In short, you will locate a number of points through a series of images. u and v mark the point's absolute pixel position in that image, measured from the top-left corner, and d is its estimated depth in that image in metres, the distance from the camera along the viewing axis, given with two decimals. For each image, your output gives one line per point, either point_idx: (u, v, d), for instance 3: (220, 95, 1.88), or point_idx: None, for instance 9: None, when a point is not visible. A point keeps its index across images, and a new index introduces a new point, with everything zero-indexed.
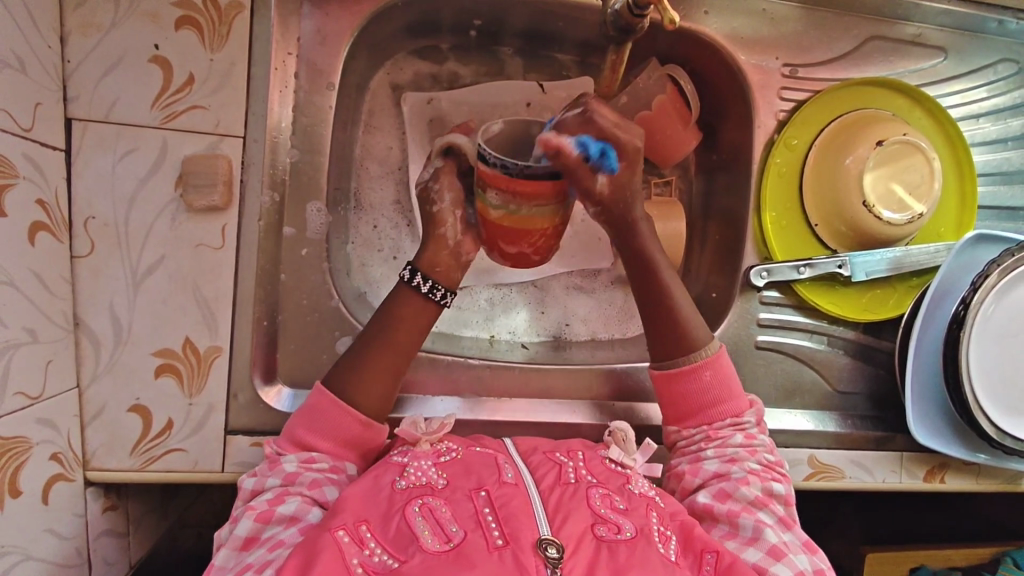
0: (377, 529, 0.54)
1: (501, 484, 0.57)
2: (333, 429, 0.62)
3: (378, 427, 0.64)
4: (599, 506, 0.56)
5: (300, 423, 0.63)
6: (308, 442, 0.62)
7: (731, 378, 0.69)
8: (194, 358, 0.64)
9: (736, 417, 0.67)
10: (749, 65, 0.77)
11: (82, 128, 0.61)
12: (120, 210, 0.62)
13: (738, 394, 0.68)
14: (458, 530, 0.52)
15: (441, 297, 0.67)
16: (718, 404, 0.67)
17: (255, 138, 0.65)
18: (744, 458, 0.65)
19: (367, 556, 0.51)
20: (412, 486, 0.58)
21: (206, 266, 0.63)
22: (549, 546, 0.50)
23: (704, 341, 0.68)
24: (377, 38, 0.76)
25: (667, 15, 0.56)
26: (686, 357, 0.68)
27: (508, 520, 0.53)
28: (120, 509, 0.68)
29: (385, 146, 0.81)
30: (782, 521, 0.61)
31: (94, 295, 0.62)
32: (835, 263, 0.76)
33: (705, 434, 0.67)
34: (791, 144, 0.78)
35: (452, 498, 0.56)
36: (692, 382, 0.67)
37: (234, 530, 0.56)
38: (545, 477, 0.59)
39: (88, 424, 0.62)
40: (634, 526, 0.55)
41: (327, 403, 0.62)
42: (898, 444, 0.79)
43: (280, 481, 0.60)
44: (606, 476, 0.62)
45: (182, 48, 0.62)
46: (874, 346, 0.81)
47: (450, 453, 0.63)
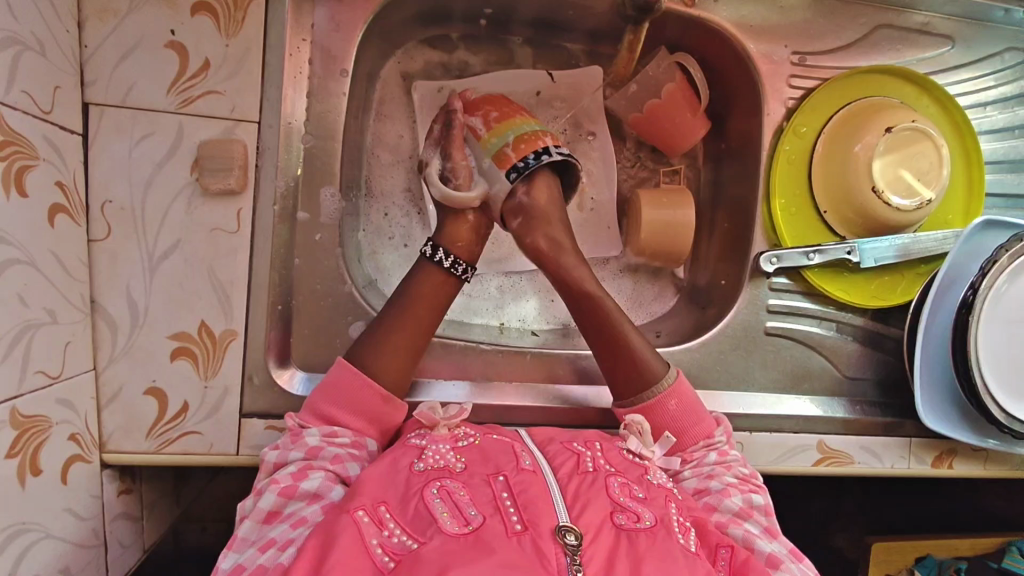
0: (396, 510, 0.54)
1: (519, 471, 0.58)
2: (357, 401, 0.64)
3: (398, 402, 0.66)
4: (618, 494, 0.57)
5: (324, 397, 0.64)
6: (333, 415, 0.63)
7: (696, 404, 0.70)
8: (210, 341, 0.64)
9: (709, 438, 0.68)
10: (758, 53, 0.77)
11: (99, 112, 0.61)
12: (136, 194, 0.62)
13: (705, 416, 0.70)
14: (476, 514, 0.52)
15: (460, 272, 0.71)
16: (690, 429, 0.68)
17: (270, 123, 0.65)
18: (720, 472, 0.66)
19: (386, 537, 0.51)
20: (430, 469, 0.58)
21: (222, 251, 0.64)
22: (568, 533, 0.50)
23: (661, 373, 0.70)
24: (389, 26, 0.77)
25: None
26: (648, 392, 0.69)
27: (526, 506, 0.53)
28: (135, 493, 0.69)
29: (395, 134, 0.82)
30: (767, 530, 0.61)
31: (111, 279, 0.62)
32: (844, 249, 0.77)
33: (680, 458, 0.68)
34: (799, 132, 0.78)
35: (470, 482, 0.56)
36: (660, 417, 0.68)
37: (259, 503, 0.57)
38: (563, 465, 0.60)
39: (105, 407, 0.63)
40: (653, 516, 0.55)
41: (352, 376, 0.64)
42: (907, 431, 0.79)
43: (303, 454, 0.60)
44: (625, 466, 0.62)
45: (198, 33, 0.62)
46: (883, 333, 0.82)
47: (467, 439, 0.63)
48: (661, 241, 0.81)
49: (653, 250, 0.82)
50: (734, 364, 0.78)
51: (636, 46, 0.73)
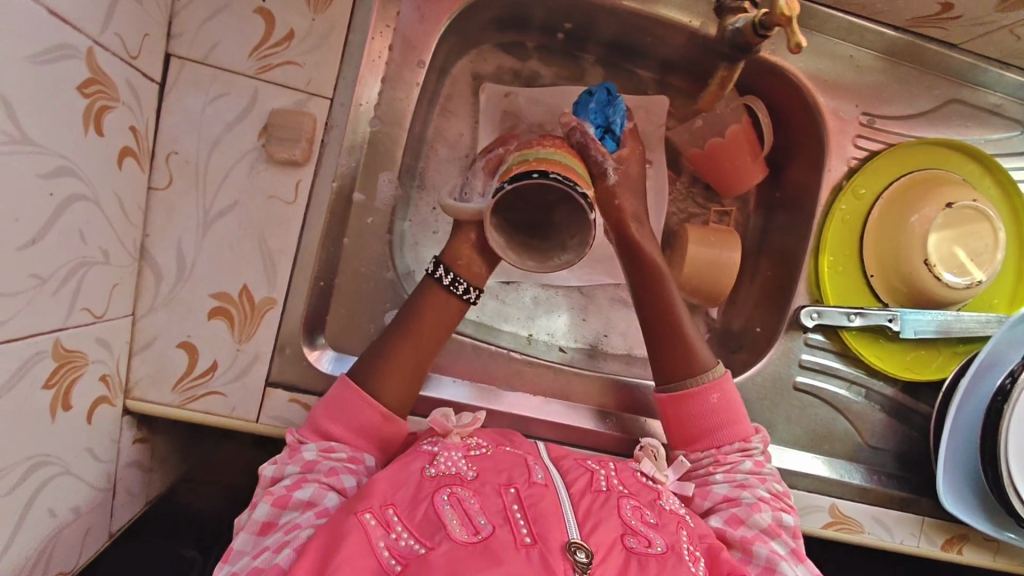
0: (404, 514, 0.53)
1: (531, 483, 0.57)
2: (355, 418, 0.63)
3: (398, 420, 0.65)
4: (629, 516, 0.56)
5: (323, 412, 0.63)
6: (331, 430, 0.62)
7: (739, 406, 0.69)
8: (248, 305, 0.65)
9: (744, 442, 0.67)
10: (828, 108, 0.77)
11: (179, 65, 0.62)
12: (201, 150, 0.63)
13: (744, 421, 0.69)
14: (486, 523, 0.52)
15: (463, 292, 0.68)
16: (730, 428, 0.67)
17: (342, 102, 0.66)
18: (754, 483, 0.64)
19: (393, 540, 0.51)
20: (441, 475, 0.58)
21: (276, 219, 0.65)
22: (578, 550, 0.50)
23: (709, 365, 0.69)
24: (468, 26, 0.77)
25: (794, 39, 0.58)
26: (692, 379, 0.68)
27: (536, 519, 0.52)
28: (149, 443, 0.69)
29: (457, 131, 0.82)
30: (794, 552, 0.59)
31: (163, 229, 0.63)
32: (886, 316, 0.75)
33: (713, 459, 0.67)
34: (858, 193, 0.78)
35: (481, 491, 0.56)
36: (701, 405, 0.67)
37: (253, 515, 0.57)
38: (576, 482, 0.60)
39: (137, 354, 0.63)
40: (665, 543, 0.54)
41: (352, 392, 0.63)
42: (921, 508, 0.78)
43: (298, 468, 0.60)
44: (638, 489, 0.62)
45: (287, 3, 0.63)
46: (910, 406, 0.81)
47: (480, 449, 0.63)
48: (703, 279, 0.81)
49: (693, 286, 0.82)
50: (759, 413, 0.77)
51: (727, 81, 0.77)
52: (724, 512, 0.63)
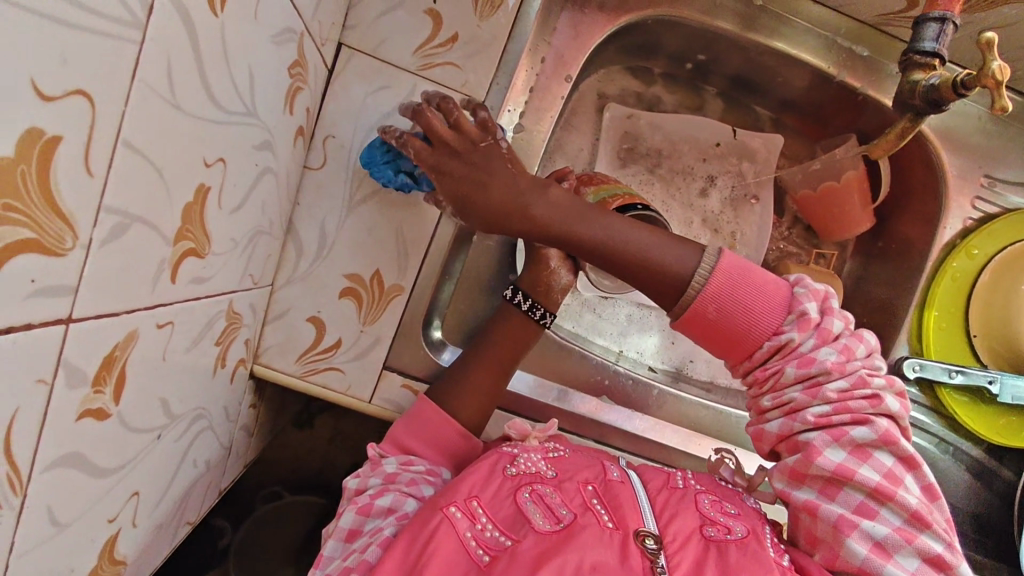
0: (488, 508, 0.55)
1: (607, 482, 0.59)
2: (434, 436, 0.65)
3: (474, 441, 0.66)
4: (707, 510, 0.57)
5: (404, 428, 0.65)
6: (412, 446, 0.64)
7: (749, 293, 0.55)
8: (377, 289, 0.67)
9: (775, 339, 0.54)
10: (952, 167, 0.78)
11: (348, 55, 0.65)
12: (356, 136, 0.66)
13: (767, 309, 0.54)
14: (567, 513, 0.53)
15: (539, 316, 0.70)
16: (755, 323, 0.54)
17: (492, 106, 0.68)
18: (803, 405, 0.53)
19: (479, 531, 0.52)
20: (522, 474, 0.59)
21: (416, 211, 0.67)
22: (648, 538, 0.51)
23: (691, 265, 0.55)
24: (607, 46, 0.80)
25: (1001, 102, 0.55)
26: (692, 290, 0.55)
27: (616, 509, 0.54)
28: (258, 409, 0.72)
29: (575, 146, 0.85)
30: (905, 467, 0.52)
31: (310, 207, 0.65)
32: (987, 378, 0.76)
33: (754, 378, 0.56)
34: (971, 253, 0.78)
35: (561, 486, 0.57)
36: (704, 323, 0.55)
37: (339, 523, 0.58)
38: (653, 481, 0.61)
39: (269, 323, 0.65)
40: (745, 528, 0.55)
41: (434, 410, 0.65)
42: (994, 572, 0.79)
43: (380, 480, 0.61)
44: (715, 487, 0.62)
45: (456, 8, 0.66)
46: (993, 469, 0.81)
47: (557, 452, 0.64)
48: None
49: None
50: None
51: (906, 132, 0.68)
52: (782, 466, 0.55)
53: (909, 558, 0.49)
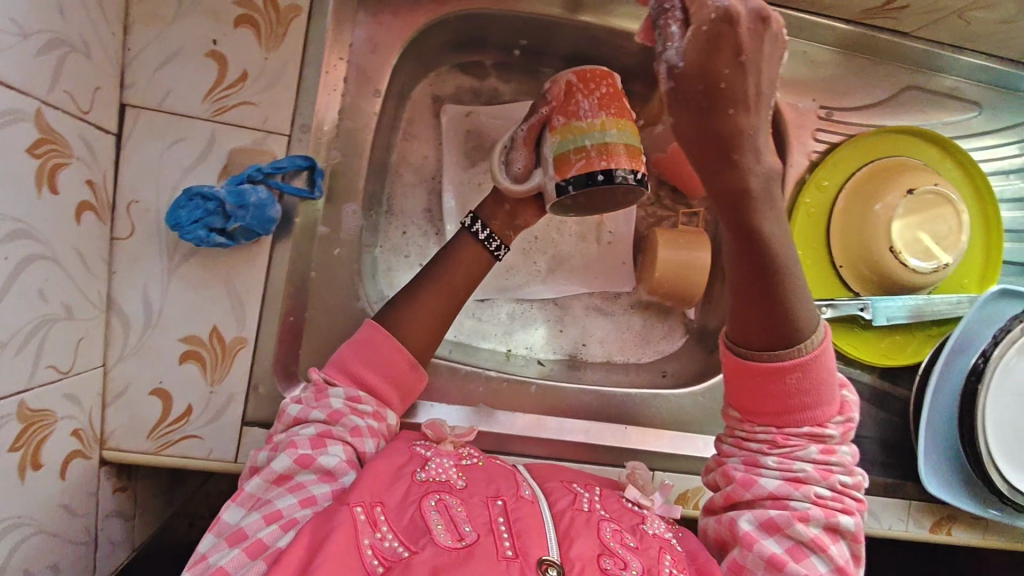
0: (391, 515, 0.52)
1: (518, 497, 0.57)
2: (386, 368, 0.63)
3: (421, 370, 0.65)
4: (609, 538, 0.54)
5: (352, 354, 0.63)
6: (361, 376, 0.62)
7: (826, 379, 0.56)
8: (219, 347, 0.65)
9: (818, 428, 0.56)
10: (787, 105, 0.78)
11: (134, 115, 0.61)
12: (162, 199, 0.62)
13: (831, 400, 0.56)
14: (471, 531, 0.51)
15: (494, 248, 0.71)
16: (811, 407, 0.56)
17: (299, 138, 0.65)
18: (809, 480, 0.56)
19: (378, 540, 0.50)
20: (431, 480, 0.56)
21: (240, 258, 0.64)
22: (550, 567, 0.49)
23: (811, 324, 0.55)
24: (424, 49, 0.77)
25: None
26: (797, 346, 0.54)
27: (520, 534, 0.52)
28: (129, 490, 0.70)
29: (421, 154, 0.83)
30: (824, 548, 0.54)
31: (127, 278, 0.62)
32: (857, 305, 0.76)
33: (770, 438, 0.57)
34: (821, 185, 0.78)
35: (468, 501, 0.55)
36: (788, 377, 0.55)
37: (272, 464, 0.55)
38: (559, 500, 0.58)
39: (109, 404, 0.63)
40: (641, 567, 0.52)
41: (381, 339, 0.63)
42: (906, 492, 0.79)
43: (324, 415, 0.59)
44: (620, 513, 0.60)
45: (238, 45, 0.62)
46: (889, 391, 0.82)
47: (472, 459, 0.62)
48: (673, 282, 0.82)
49: (664, 292, 0.83)
50: None
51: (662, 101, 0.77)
52: (761, 515, 0.55)
53: None
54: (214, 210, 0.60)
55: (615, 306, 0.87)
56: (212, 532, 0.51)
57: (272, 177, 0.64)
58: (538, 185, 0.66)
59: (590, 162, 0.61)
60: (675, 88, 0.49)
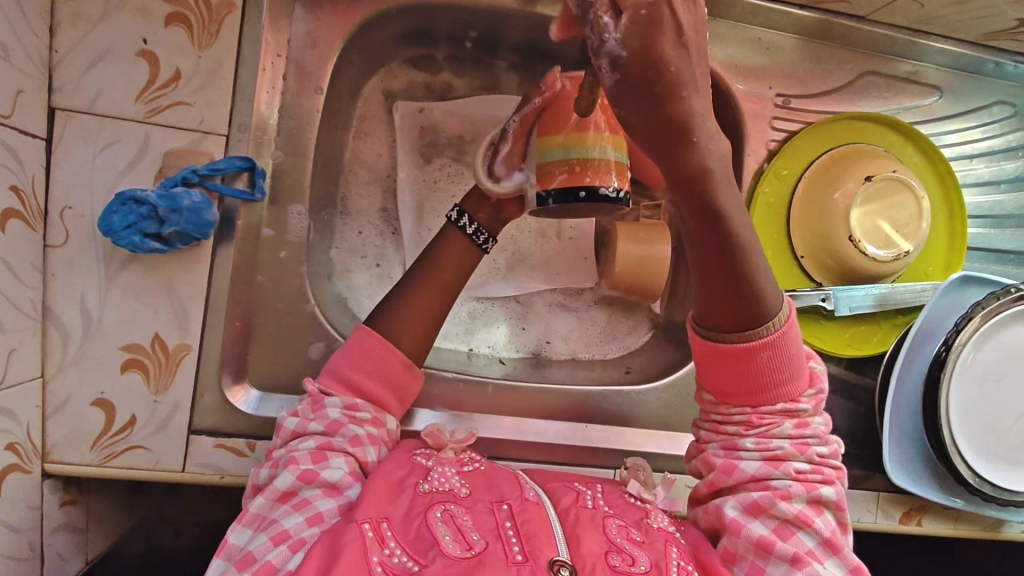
0: (398, 529, 0.50)
1: (523, 500, 0.54)
2: (382, 370, 0.61)
3: (417, 372, 0.63)
4: (615, 534, 0.53)
5: (347, 361, 0.60)
6: (357, 382, 0.60)
7: (796, 357, 0.55)
8: (162, 355, 0.63)
9: (791, 402, 0.55)
10: (743, 93, 0.76)
11: (64, 118, 0.60)
12: (97, 202, 0.61)
13: (801, 372, 0.55)
14: (479, 540, 0.49)
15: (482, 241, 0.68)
16: (780, 382, 0.54)
17: (239, 137, 0.64)
18: (789, 457, 0.55)
19: (387, 556, 0.47)
20: (434, 491, 0.54)
21: (181, 263, 0.63)
22: (562, 567, 0.47)
23: (776, 307, 0.52)
24: (371, 44, 0.75)
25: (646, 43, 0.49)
26: (763, 326, 0.52)
27: (528, 536, 0.50)
28: (80, 503, 0.68)
29: (374, 152, 0.81)
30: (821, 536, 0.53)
31: (64, 287, 0.61)
32: (819, 296, 0.75)
33: (746, 420, 0.56)
34: (780, 175, 0.77)
35: (474, 509, 0.52)
36: (756, 359, 0.53)
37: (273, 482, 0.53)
38: (563, 500, 0.56)
39: (50, 416, 0.61)
40: (649, 560, 0.51)
41: (375, 344, 0.61)
42: (875, 484, 0.78)
43: (321, 427, 0.57)
44: (624, 508, 0.58)
45: (170, 44, 0.62)
46: (857, 383, 0.80)
47: (472, 465, 0.59)
48: (635, 276, 0.80)
49: (627, 285, 0.81)
50: None
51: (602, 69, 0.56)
52: (744, 498, 0.55)
53: None
54: (147, 214, 0.59)
55: (579, 302, 0.86)
56: (221, 556, 0.50)
57: (210, 179, 0.63)
58: (519, 186, 0.62)
59: (576, 177, 0.54)
60: (620, 79, 0.42)
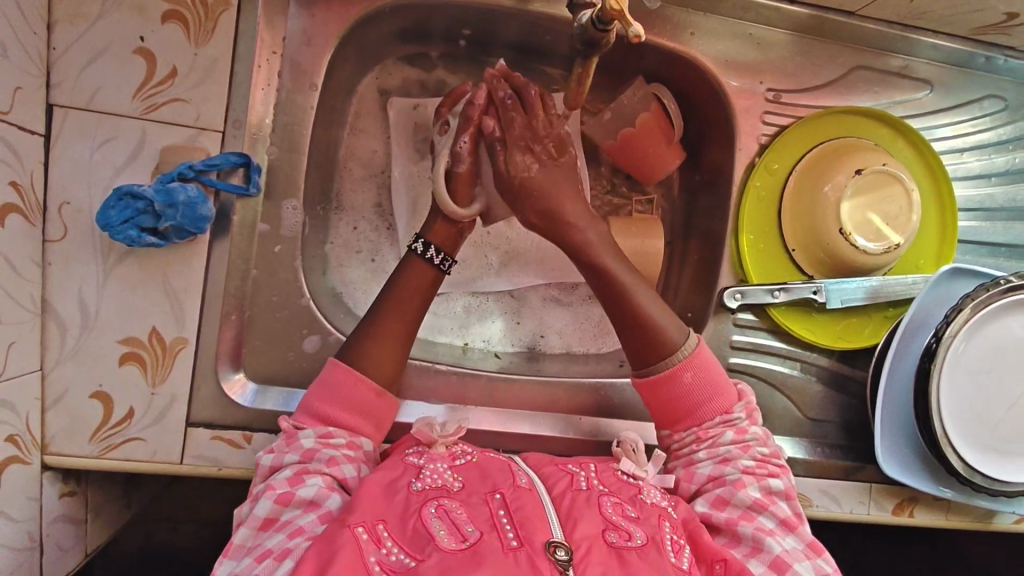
0: (394, 529, 0.50)
1: (516, 488, 0.55)
2: (351, 400, 0.61)
3: (391, 397, 0.63)
4: (610, 513, 0.54)
5: (318, 395, 0.62)
6: (328, 413, 0.61)
7: (717, 376, 0.66)
8: (159, 348, 0.64)
9: (725, 414, 0.65)
10: (734, 88, 0.77)
11: (63, 114, 0.61)
12: (95, 197, 0.62)
13: (726, 389, 0.66)
14: (473, 530, 0.50)
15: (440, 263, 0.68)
16: (703, 403, 0.65)
17: (234, 133, 0.65)
18: (736, 456, 0.63)
19: (384, 555, 0.48)
20: (428, 488, 0.54)
21: (178, 257, 0.64)
22: (558, 548, 0.48)
23: (679, 342, 0.66)
24: (365, 41, 0.76)
25: (632, 30, 0.45)
26: (664, 361, 0.65)
27: (522, 522, 0.50)
28: (79, 495, 0.68)
29: (369, 149, 0.82)
30: (784, 522, 0.59)
31: (62, 280, 0.62)
32: (810, 289, 0.76)
33: (696, 436, 0.65)
34: (771, 169, 0.78)
35: (468, 501, 0.53)
36: (673, 385, 0.65)
37: (254, 510, 0.54)
38: (556, 484, 0.57)
39: (49, 408, 0.62)
40: (645, 535, 0.52)
41: (345, 373, 0.62)
42: (868, 475, 0.78)
43: (297, 457, 0.58)
44: (617, 486, 0.59)
45: (167, 41, 0.63)
46: (849, 374, 0.81)
47: (465, 457, 0.60)
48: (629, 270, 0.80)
49: None
50: None
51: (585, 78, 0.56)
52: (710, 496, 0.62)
53: (806, 567, 0.55)
54: (144, 209, 0.60)
55: (572, 296, 0.87)
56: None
57: (205, 174, 0.64)
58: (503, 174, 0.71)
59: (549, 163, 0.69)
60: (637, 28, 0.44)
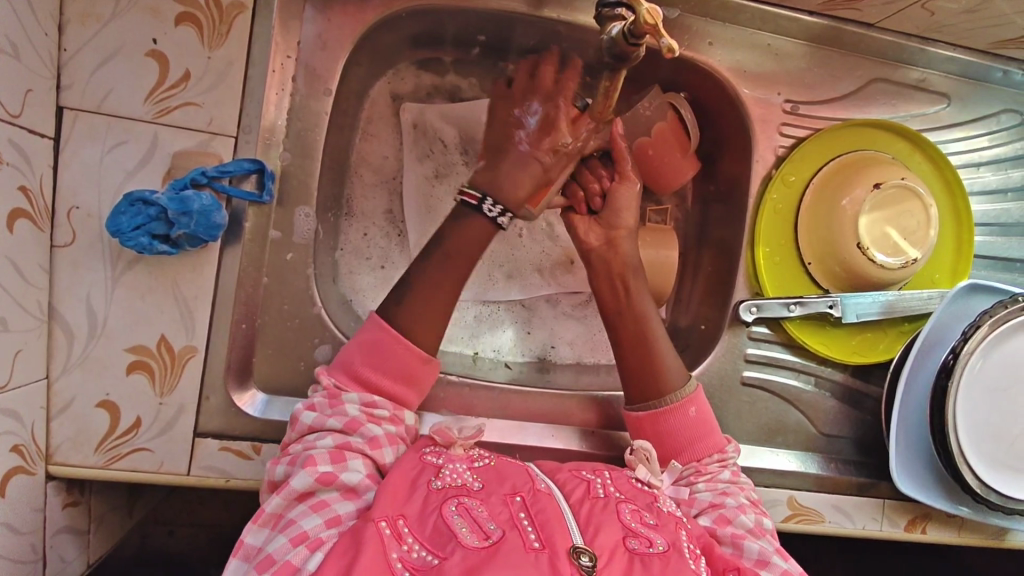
0: (414, 526, 0.49)
1: (535, 492, 0.54)
2: (398, 368, 0.59)
3: (434, 363, 0.61)
4: (629, 519, 0.53)
5: (362, 357, 0.59)
6: (370, 380, 0.58)
7: (712, 418, 0.67)
8: (168, 356, 0.63)
9: (721, 453, 0.65)
10: (753, 98, 0.76)
11: (73, 117, 0.60)
12: (105, 202, 0.61)
13: (718, 430, 0.67)
14: (495, 529, 0.49)
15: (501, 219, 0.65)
16: (702, 443, 0.65)
17: (247, 139, 0.64)
18: (734, 493, 0.63)
19: (406, 552, 0.47)
20: (448, 487, 0.53)
21: (188, 266, 0.62)
22: (582, 554, 0.47)
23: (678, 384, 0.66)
24: (380, 46, 0.75)
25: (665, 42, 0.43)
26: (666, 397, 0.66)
27: (543, 524, 0.49)
28: (82, 505, 0.67)
29: (381, 154, 0.81)
30: (780, 551, 0.58)
31: (70, 287, 0.60)
32: (826, 303, 0.75)
33: (695, 468, 0.64)
34: (787, 181, 0.78)
35: (488, 500, 0.52)
36: (677, 420, 0.65)
37: (290, 481, 0.52)
38: (574, 491, 0.56)
39: (54, 417, 0.61)
40: (665, 542, 0.51)
41: (392, 340, 0.59)
42: (880, 492, 0.77)
43: (341, 424, 0.56)
44: (634, 493, 0.58)
45: (180, 44, 0.61)
46: (863, 390, 0.80)
47: (483, 460, 0.58)
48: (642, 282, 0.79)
49: None
50: None
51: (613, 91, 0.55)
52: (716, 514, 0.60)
53: None
54: (156, 216, 0.59)
55: (587, 309, 0.86)
56: (240, 557, 0.51)
57: (217, 181, 0.62)
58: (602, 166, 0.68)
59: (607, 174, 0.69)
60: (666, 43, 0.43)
